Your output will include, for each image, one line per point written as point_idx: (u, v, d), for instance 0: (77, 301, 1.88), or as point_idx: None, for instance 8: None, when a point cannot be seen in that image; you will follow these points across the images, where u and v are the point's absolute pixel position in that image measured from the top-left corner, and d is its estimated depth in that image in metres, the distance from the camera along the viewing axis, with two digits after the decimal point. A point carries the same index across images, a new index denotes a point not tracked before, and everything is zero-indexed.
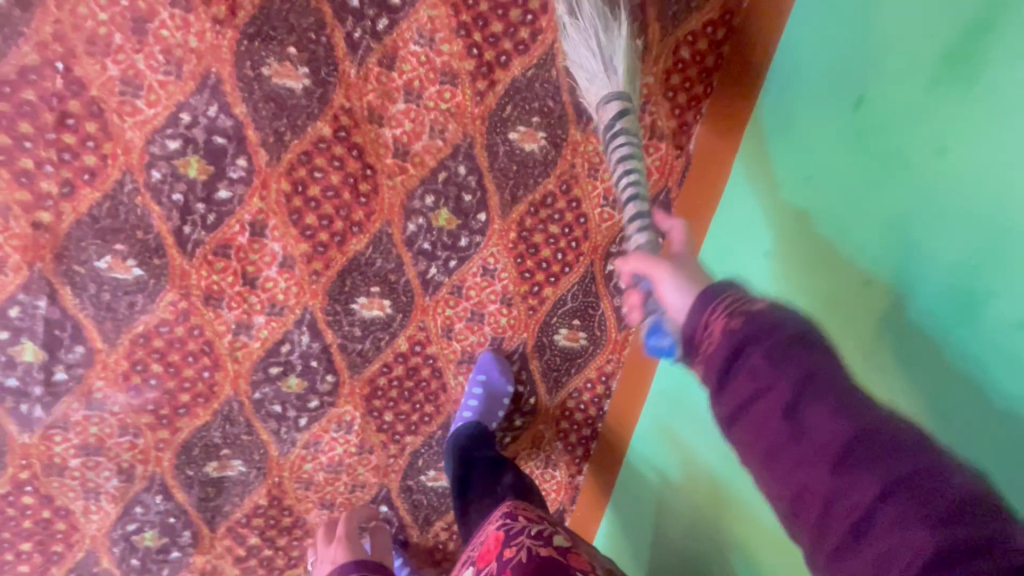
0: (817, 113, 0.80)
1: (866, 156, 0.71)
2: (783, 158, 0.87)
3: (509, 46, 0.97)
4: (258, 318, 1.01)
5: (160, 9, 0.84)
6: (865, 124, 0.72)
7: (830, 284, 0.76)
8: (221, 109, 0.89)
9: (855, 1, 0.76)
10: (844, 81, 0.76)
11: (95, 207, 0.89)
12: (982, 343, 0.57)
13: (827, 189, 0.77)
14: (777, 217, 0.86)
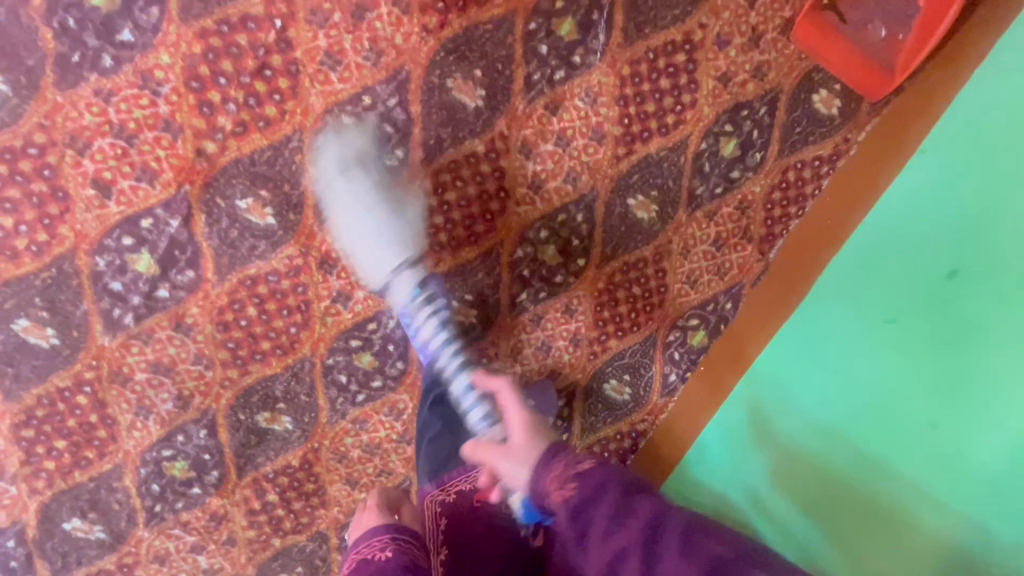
0: (902, 270, 0.99)
1: (947, 321, 0.93)
2: (860, 295, 1.03)
3: (654, 126, 1.09)
4: (359, 295, 1.07)
5: (382, 4, 0.92)
6: (950, 295, 0.93)
7: (895, 415, 0.96)
8: (400, 102, 0.97)
9: (951, 192, 0.97)
10: (932, 253, 0.97)
11: (258, 152, 0.95)
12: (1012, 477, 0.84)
13: (906, 336, 0.97)
14: (846, 346, 1.03)
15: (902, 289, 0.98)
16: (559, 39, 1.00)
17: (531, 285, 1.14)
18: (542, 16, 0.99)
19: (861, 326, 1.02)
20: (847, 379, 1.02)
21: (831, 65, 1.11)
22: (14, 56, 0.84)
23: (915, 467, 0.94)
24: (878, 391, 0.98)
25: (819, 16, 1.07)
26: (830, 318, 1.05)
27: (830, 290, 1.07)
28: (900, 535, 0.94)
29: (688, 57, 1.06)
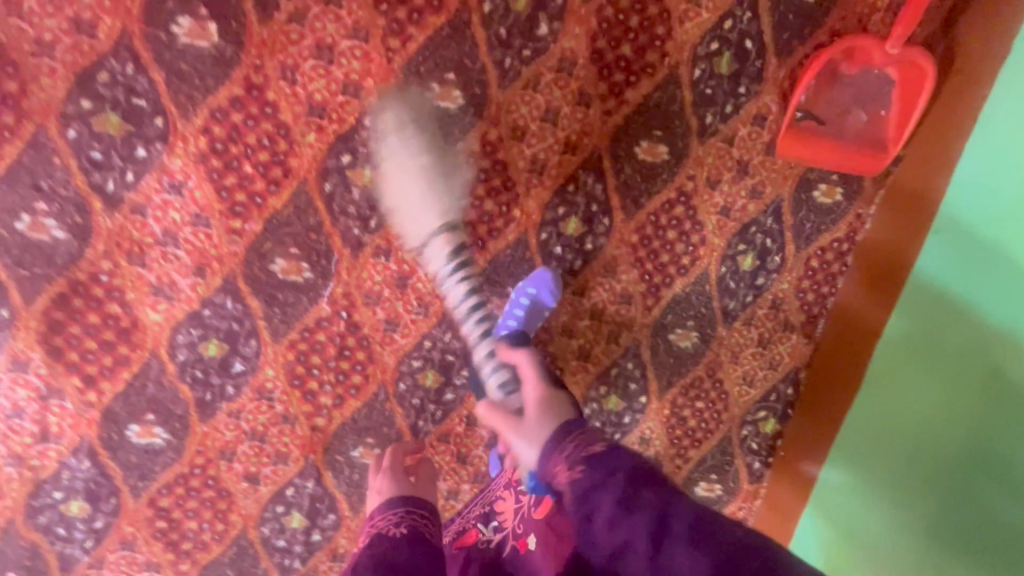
0: (928, 361, 1.07)
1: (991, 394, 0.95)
2: (902, 386, 1.12)
3: (674, 270, 1.20)
4: (465, 488, 1.24)
5: (418, 268, 1.09)
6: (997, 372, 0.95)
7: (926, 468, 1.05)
8: (454, 334, 1.14)
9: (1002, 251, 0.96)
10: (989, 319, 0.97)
11: (356, 412, 1.14)
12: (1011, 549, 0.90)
13: (943, 427, 1.03)
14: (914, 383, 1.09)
15: (934, 380, 1.06)
16: (570, 236, 1.14)
17: (604, 432, 1.28)
18: (549, 224, 1.12)
19: (904, 410, 1.11)
20: (903, 458, 1.10)
21: (827, 162, 1.17)
22: (166, 411, 1.07)
23: (910, 516, 1.08)
24: (917, 470, 1.07)
25: (798, 131, 1.15)
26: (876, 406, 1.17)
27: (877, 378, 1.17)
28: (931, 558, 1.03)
29: (687, 206, 1.16)
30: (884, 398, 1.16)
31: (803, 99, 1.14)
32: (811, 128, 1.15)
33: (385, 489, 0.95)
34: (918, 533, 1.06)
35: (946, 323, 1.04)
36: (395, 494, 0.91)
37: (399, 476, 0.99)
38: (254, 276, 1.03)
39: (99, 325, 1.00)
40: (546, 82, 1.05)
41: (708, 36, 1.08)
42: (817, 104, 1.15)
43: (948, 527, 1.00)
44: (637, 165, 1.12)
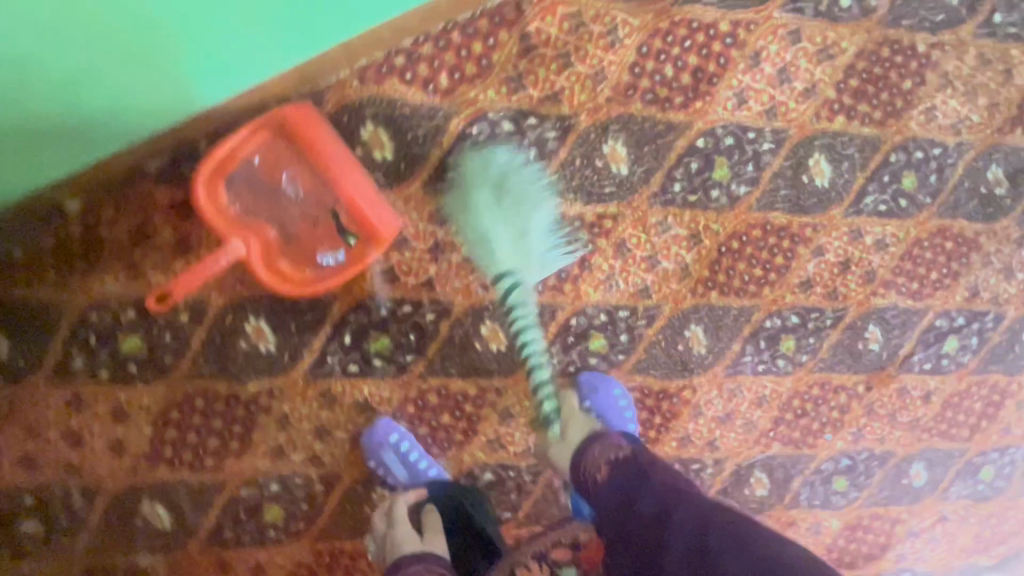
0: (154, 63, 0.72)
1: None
2: (202, 41, 0.73)
3: (567, 223, 1.06)
4: (868, 234, 1.19)
5: (709, 415, 1.24)
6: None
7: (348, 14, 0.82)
8: (742, 354, 1.20)
9: None
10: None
11: (841, 368, 1.26)
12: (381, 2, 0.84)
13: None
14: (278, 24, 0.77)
15: (129, 43, 0.67)
16: (607, 336, 1.14)
17: (752, 150, 1.10)
18: (611, 356, 1.15)
19: (186, 24, 0.69)
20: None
21: (351, 162, 0.93)
22: (896, 467, 1.38)
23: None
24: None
25: (357, 225, 0.96)
26: (254, 27, 0.75)
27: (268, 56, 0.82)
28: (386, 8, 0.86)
29: (507, 266, 1.06)
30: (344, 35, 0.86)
31: (328, 250, 0.97)
32: (343, 217, 0.96)
33: (400, 543, 0.92)
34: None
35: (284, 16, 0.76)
36: (402, 550, 0.89)
37: (403, 520, 0.97)
38: (775, 493, 1.32)
39: (852, 535, 1.40)
40: (517, 443, 1.17)
41: (376, 373, 1.07)
42: (317, 227, 0.97)
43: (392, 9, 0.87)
44: (514, 334, 1.10)
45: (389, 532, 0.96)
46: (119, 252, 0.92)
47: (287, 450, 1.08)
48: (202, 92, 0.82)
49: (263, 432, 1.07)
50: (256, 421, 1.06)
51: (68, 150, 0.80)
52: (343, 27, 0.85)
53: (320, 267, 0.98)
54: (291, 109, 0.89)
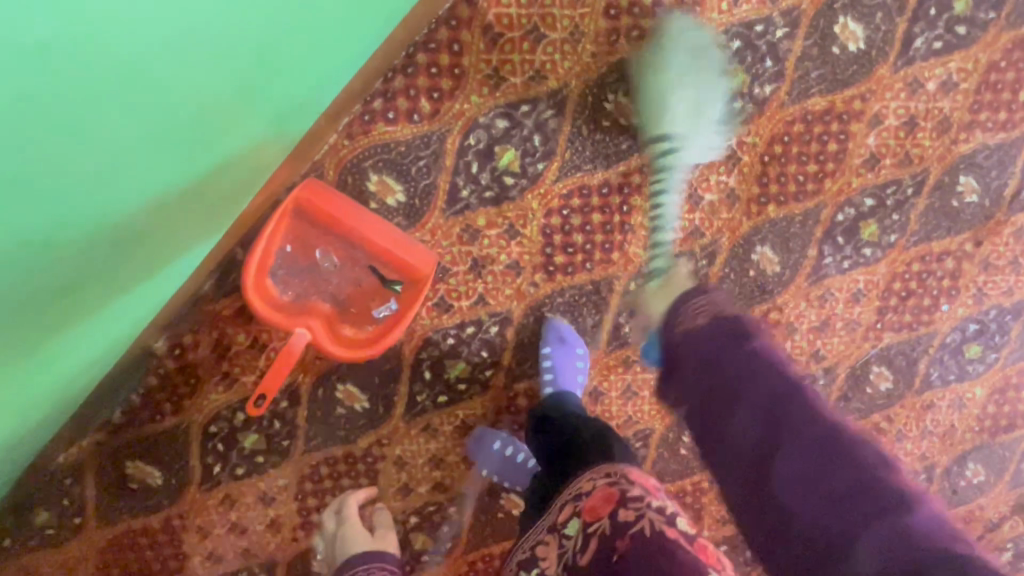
0: (187, 228, 0.75)
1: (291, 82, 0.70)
2: (220, 189, 0.75)
3: (594, 193, 1.02)
4: (930, 81, 1.03)
5: (805, 328, 1.16)
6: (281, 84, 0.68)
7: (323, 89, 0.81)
8: (821, 257, 1.11)
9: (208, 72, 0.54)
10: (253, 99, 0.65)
11: (941, 233, 1.13)
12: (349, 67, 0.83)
13: (162, 204, 0.64)
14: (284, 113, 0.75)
15: (171, 226, 0.71)
16: None
17: (765, 42, 0.98)
18: None
19: (222, 161, 0.69)
20: (224, 134, 0.64)
21: (372, 216, 0.96)
22: None
23: (191, 86, 0.52)
24: (213, 137, 0.63)
25: (398, 271, 0.99)
26: (255, 156, 0.76)
27: (269, 165, 0.83)
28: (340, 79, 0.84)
29: (550, 257, 1.04)
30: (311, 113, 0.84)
31: (381, 303, 1.01)
32: (382, 269, 1.00)
33: (359, 541, 1.06)
34: (197, 70, 0.51)
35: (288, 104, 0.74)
36: (354, 550, 1.05)
37: (355, 528, 1.08)
38: (902, 382, 1.23)
39: (1002, 396, 1.29)
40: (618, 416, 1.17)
41: (464, 395, 1.11)
42: (363, 287, 1.01)
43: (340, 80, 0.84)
44: (580, 318, 1.09)
45: (339, 531, 1.08)
46: (211, 369, 1.02)
47: (413, 486, 1.16)
48: (225, 221, 0.85)
49: (387, 477, 1.15)
50: (377, 470, 1.14)
51: (139, 318, 0.86)
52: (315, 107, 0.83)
53: (380, 322, 1.01)
54: (303, 189, 0.92)
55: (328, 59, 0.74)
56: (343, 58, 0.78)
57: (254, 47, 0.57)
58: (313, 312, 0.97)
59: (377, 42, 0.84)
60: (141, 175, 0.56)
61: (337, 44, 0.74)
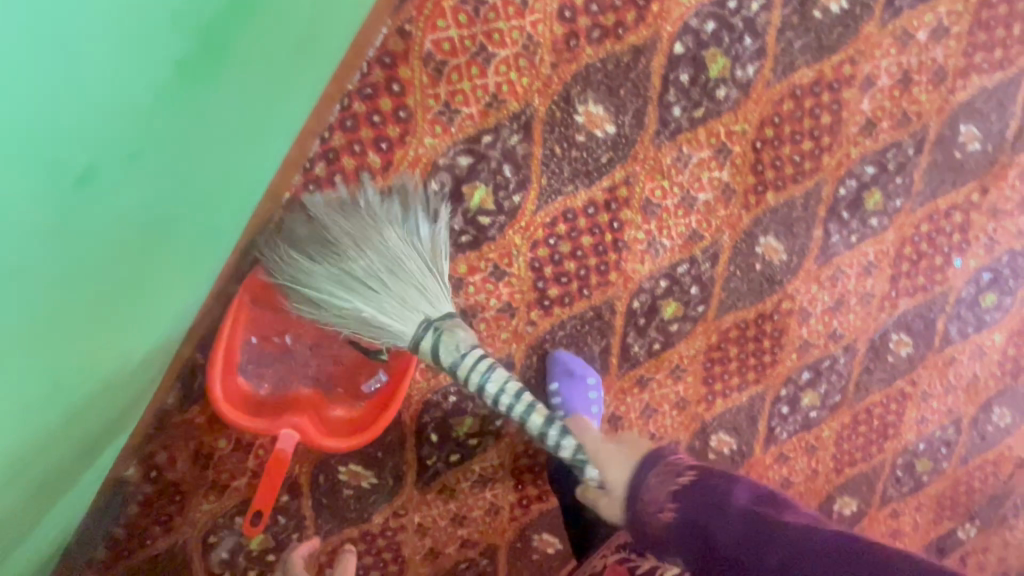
0: (123, 339, 0.65)
1: (204, 176, 0.62)
2: (123, 321, 0.63)
3: (581, 215, 0.92)
4: (918, 32, 0.95)
5: (821, 311, 1.10)
6: (189, 176, 0.59)
7: (242, 194, 0.73)
8: (829, 237, 1.04)
9: (92, 156, 0.44)
10: (158, 195, 0.55)
11: (947, 188, 1.06)
12: (268, 172, 0.76)
13: (33, 346, 0.50)
14: (200, 220, 0.66)
15: (63, 369, 0.57)
16: (678, 298, 1.02)
17: (740, 20, 0.89)
18: (692, 313, 1.03)
19: (130, 275, 0.59)
20: (124, 239, 0.54)
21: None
22: None
23: (44, 196, 0.41)
24: (113, 238, 0.52)
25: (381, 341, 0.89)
26: (171, 270, 0.66)
27: (206, 253, 0.73)
28: (259, 188, 0.76)
29: (543, 292, 0.95)
30: (233, 224, 0.75)
31: (369, 376, 0.91)
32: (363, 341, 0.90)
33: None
34: (16, 177, 0.38)
35: (204, 208, 0.65)
36: None
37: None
38: (923, 344, 1.19)
39: (1021, 339, 1.25)
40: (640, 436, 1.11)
41: (477, 448, 1.03)
42: (346, 362, 0.91)
43: (261, 192, 0.77)
44: (586, 348, 1.01)
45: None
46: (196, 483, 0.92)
47: (439, 548, 1.09)
48: (154, 347, 0.74)
49: (410, 546, 1.07)
50: (399, 541, 1.06)
51: (107, 435, 0.77)
52: (236, 217, 0.75)
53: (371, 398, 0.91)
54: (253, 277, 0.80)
55: (242, 128, 0.64)
56: (261, 122, 0.67)
57: (128, 142, 0.46)
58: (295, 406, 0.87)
59: (291, 128, 0.75)
60: (16, 309, 0.45)
61: (247, 109, 0.63)
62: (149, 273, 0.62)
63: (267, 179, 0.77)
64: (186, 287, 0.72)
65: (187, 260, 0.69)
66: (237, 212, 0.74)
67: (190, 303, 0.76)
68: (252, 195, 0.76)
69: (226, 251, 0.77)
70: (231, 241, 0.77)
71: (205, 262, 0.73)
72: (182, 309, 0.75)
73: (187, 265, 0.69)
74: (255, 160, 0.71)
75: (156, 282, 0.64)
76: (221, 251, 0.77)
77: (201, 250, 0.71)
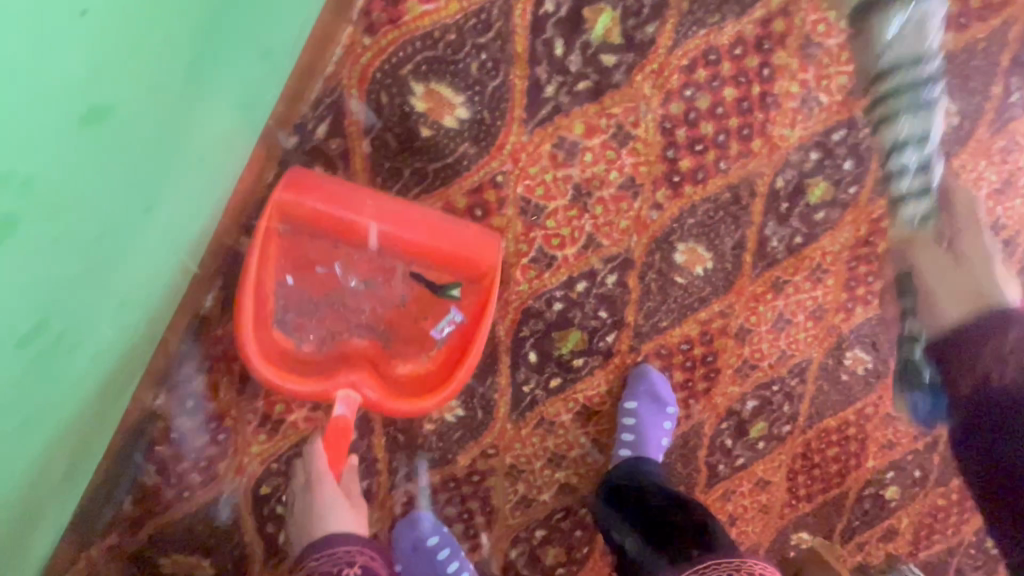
0: (105, 314, 0.49)
1: (203, 39, 0.42)
2: (87, 259, 0.42)
3: (725, 57, 0.73)
4: None
5: (989, 195, 0.90)
6: (185, 26, 0.39)
7: (245, 95, 0.53)
8: (1009, 96, 0.84)
9: None
10: (137, 31, 0.35)
11: None
12: (275, 69, 0.57)
13: None
14: (191, 117, 0.46)
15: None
16: (828, 176, 0.82)
17: None
18: (841, 197, 0.84)
19: (91, 178, 0.38)
20: (93, 226, 0.41)
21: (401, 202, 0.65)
22: None
23: None
24: (69, 82, 0.32)
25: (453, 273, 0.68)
26: (150, 193, 0.46)
27: (199, 178, 0.53)
28: (262, 96, 0.57)
29: (673, 162, 0.75)
30: (229, 146, 0.56)
31: (438, 319, 0.70)
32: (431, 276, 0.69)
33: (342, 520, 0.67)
34: None
35: (197, 101, 0.45)
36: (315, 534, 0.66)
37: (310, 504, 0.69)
38: None
39: None
40: (770, 354, 0.92)
41: (583, 373, 0.84)
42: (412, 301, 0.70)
43: (263, 104, 0.58)
44: (719, 242, 0.81)
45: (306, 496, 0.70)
46: (241, 418, 0.72)
47: (532, 496, 0.91)
48: (130, 313, 0.54)
49: (499, 494, 0.89)
50: (487, 488, 0.88)
51: (81, 466, 0.63)
52: (234, 134, 0.55)
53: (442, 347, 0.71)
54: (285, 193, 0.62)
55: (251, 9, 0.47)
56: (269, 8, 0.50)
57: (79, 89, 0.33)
58: (352, 359, 0.69)
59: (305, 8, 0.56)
60: None
61: None
62: (119, 186, 0.41)
63: (270, 83, 0.57)
64: (164, 230, 0.51)
65: (170, 185, 0.48)
66: (235, 126, 0.54)
67: (173, 253, 0.56)
68: (256, 103, 0.56)
69: (216, 187, 0.58)
70: (225, 169, 0.57)
71: (192, 194, 0.53)
72: (163, 261, 0.55)
73: (170, 191, 0.49)
74: (263, 45, 0.51)
75: (127, 208, 0.44)
76: (212, 185, 0.57)
77: (190, 175, 0.51)
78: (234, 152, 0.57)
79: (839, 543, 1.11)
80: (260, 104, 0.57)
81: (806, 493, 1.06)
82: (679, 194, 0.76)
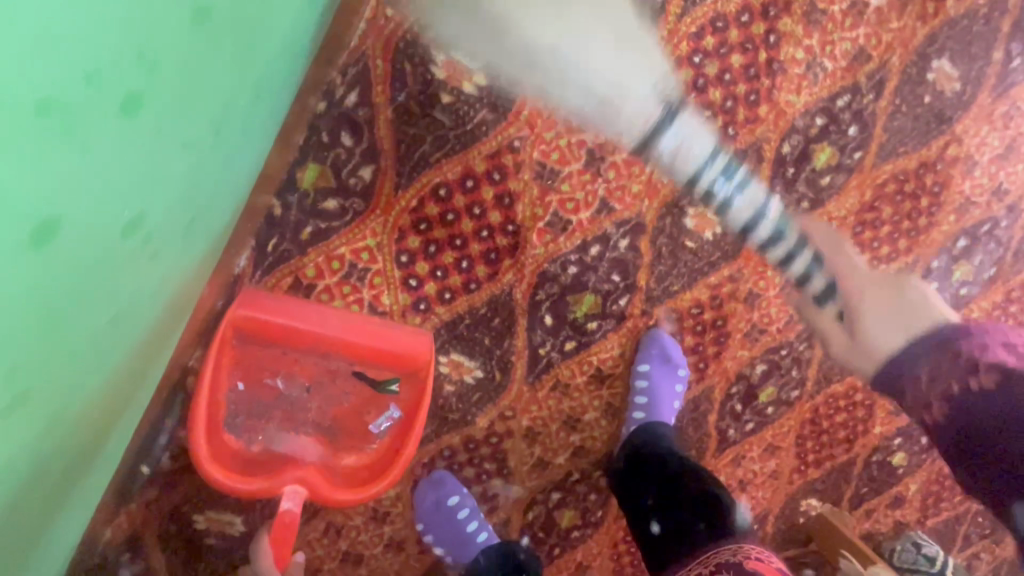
0: (178, 232, 0.50)
1: None
2: (180, 162, 0.44)
3: (731, 25, 0.76)
4: None
5: (990, 161, 0.93)
6: None
7: (299, 32, 0.56)
8: (1009, 63, 0.87)
9: None
10: None
11: None
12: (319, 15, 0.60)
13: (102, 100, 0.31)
14: (269, 34, 0.48)
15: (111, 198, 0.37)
16: (835, 142, 0.84)
17: None
18: (847, 161, 0.86)
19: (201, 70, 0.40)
20: (191, 126, 0.43)
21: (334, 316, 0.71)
22: None
23: None
24: None
25: (389, 368, 0.75)
26: (229, 106, 0.48)
27: (258, 107, 0.55)
28: (307, 40, 0.60)
29: (683, 127, 0.78)
30: (280, 82, 0.58)
31: (378, 413, 0.76)
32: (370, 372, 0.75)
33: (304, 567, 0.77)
34: None
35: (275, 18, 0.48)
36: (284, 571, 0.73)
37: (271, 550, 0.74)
38: None
39: None
40: (778, 319, 0.94)
41: (597, 336, 0.87)
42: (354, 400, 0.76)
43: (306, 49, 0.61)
44: (728, 206, 0.83)
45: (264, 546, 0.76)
46: (267, 392, 0.75)
47: (548, 459, 0.94)
48: (193, 240, 0.55)
49: (517, 456, 0.92)
50: (505, 449, 0.91)
51: (126, 407, 0.63)
52: (285, 71, 0.58)
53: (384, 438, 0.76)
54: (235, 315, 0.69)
55: None
56: None
57: None
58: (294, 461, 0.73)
59: None
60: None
61: None
62: (213, 88, 0.43)
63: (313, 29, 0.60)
64: (229, 155, 0.53)
65: (242, 105, 0.50)
66: (288, 59, 0.57)
67: (228, 188, 0.58)
68: (302, 44, 0.59)
69: (264, 126, 0.60)
70: (273, 106, 0.59)
71: (251, 123, 0.55)
72: (221, 192, 0.56)
73: (241, 112, 0.51)
74: None
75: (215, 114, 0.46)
76: (263, 121, 0.59)
77: (254, 101, 0.53)
78: (281, 90, 0.59)
79: (848, 510, 1.13)
80: (305, 47, 0.60)
81: (815, 459, 1.08)
82: (689, 159, 0.79)
